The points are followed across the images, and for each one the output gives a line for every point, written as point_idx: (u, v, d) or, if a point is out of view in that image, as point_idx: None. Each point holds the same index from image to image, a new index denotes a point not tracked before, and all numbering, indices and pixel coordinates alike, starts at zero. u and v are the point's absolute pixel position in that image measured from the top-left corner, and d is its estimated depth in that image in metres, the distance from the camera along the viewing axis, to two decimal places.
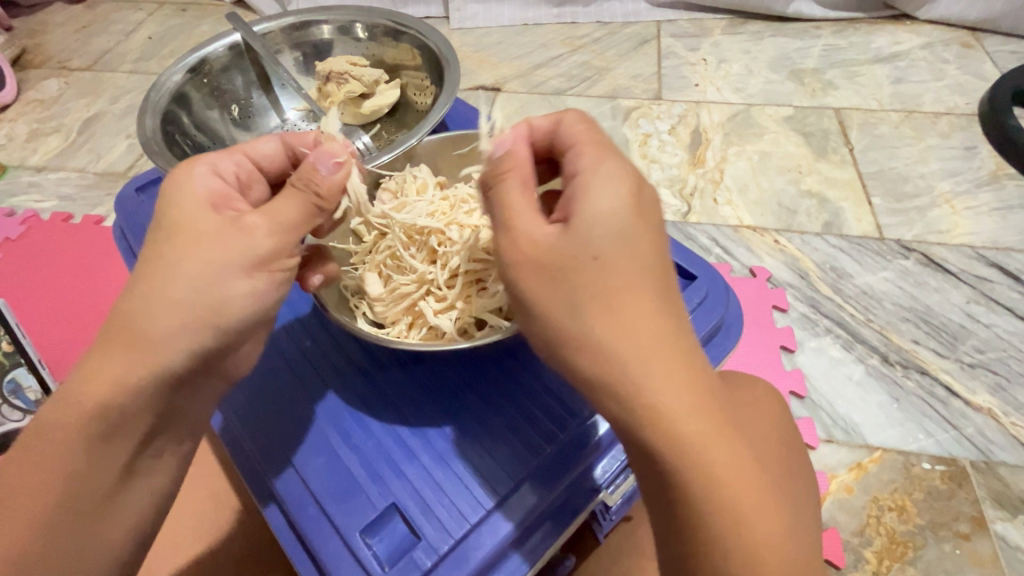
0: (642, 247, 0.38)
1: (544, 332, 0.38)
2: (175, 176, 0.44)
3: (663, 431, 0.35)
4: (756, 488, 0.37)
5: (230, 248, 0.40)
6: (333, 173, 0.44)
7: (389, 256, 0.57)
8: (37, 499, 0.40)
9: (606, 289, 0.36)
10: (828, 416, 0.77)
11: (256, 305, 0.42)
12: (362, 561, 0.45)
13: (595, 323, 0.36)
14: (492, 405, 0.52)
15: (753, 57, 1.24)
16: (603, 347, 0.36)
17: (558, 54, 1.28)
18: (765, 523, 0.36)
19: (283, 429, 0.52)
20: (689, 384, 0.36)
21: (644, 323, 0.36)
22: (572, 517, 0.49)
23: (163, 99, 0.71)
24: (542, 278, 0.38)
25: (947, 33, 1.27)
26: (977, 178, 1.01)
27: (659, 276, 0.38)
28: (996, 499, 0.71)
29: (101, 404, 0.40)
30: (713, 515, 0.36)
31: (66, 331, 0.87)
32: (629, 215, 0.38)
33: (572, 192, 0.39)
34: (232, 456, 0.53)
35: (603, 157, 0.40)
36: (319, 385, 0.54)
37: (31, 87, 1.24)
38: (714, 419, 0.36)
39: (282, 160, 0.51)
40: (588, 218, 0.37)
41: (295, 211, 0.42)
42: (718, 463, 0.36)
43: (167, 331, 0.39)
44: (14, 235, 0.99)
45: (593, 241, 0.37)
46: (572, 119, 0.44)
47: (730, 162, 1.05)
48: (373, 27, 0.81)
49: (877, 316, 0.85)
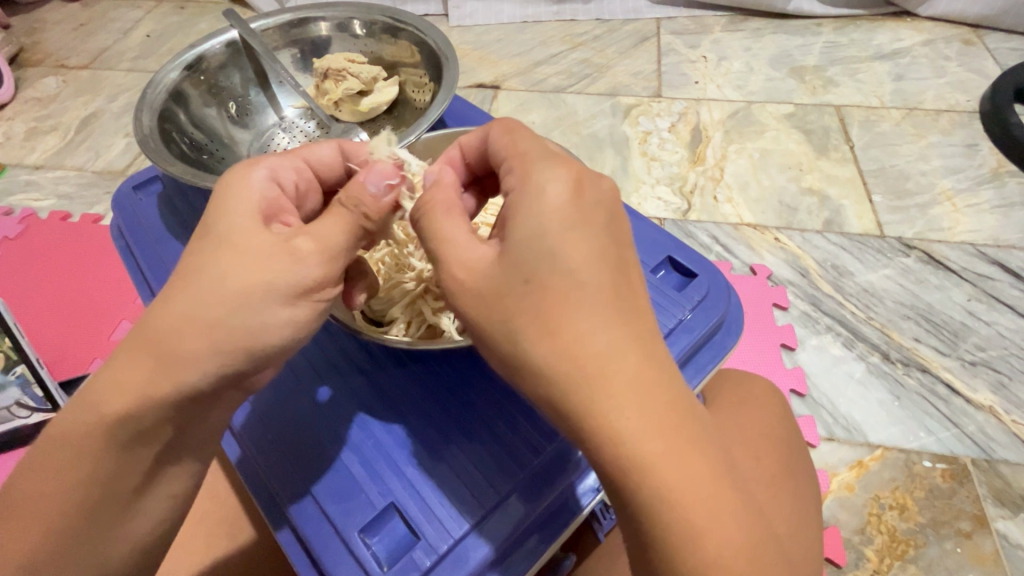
0: (583, 260, 0.35)
1: (499, 358, 0.38)
2: (234, 176, 0.43)
3: (613, 453, 0.34)
4: (720, 504, 0.34)
5: (276, 274, 0.40)
6: (383, 194, 0.44)
7: (389, 256, 0.58)
8: (50, 505, 0.40)
9: (543, 310, 0.35)
10: (829, 414, 0.76)
11: (294, 332, 0.42)
12: (361, 561, 0.45)
13: (533, 349, 0.35)
14: (494, 405, 0.51)
15: (754, 54, 1.24)
16: (544, 373, 0.35)
17: (558, 51, 1.27)
18: (730, 542, 0.34)
19: (289, 438, 0.51)
20: (638, 402, 0.33)
21: (587, 342, 0.34)
22: (569, 519, 0.49)
23: (160, 97, 0.71)
24: (483, 306, 0.37)
25: (948, 30, 1.27)
26: (978, 175, 1.01)
27: (606, 288, 0.35)
28: (997, 497, 0.70)
29: (120, 415, 0.39)
30: (672, 533, 0.34)
31: (67, 331, 0.86)
32: (562, 225, 0.36)
33: (505, 211, 0.38)
34: (245, 478, 0.51)
35: (530, 169, 0.39)
36: (337, 410, 0.52)
37: (29, 85, 1.24)
38: (670, 435, 0.33)
39: (337, 168, 0.51)
40: (518, 241, 0.36)
41: (342, 237, 0.42)
42: (674, 482, 0.33)
43: (201, 350, 0.39)
44: (13, 234, 0.98)
45: (523, 264, 0.36)
46: (496, 132, 0.43)
47: (730, 160, 1.05)
48: (372, 23, 0.80)
49: (878, 314, 0.85)
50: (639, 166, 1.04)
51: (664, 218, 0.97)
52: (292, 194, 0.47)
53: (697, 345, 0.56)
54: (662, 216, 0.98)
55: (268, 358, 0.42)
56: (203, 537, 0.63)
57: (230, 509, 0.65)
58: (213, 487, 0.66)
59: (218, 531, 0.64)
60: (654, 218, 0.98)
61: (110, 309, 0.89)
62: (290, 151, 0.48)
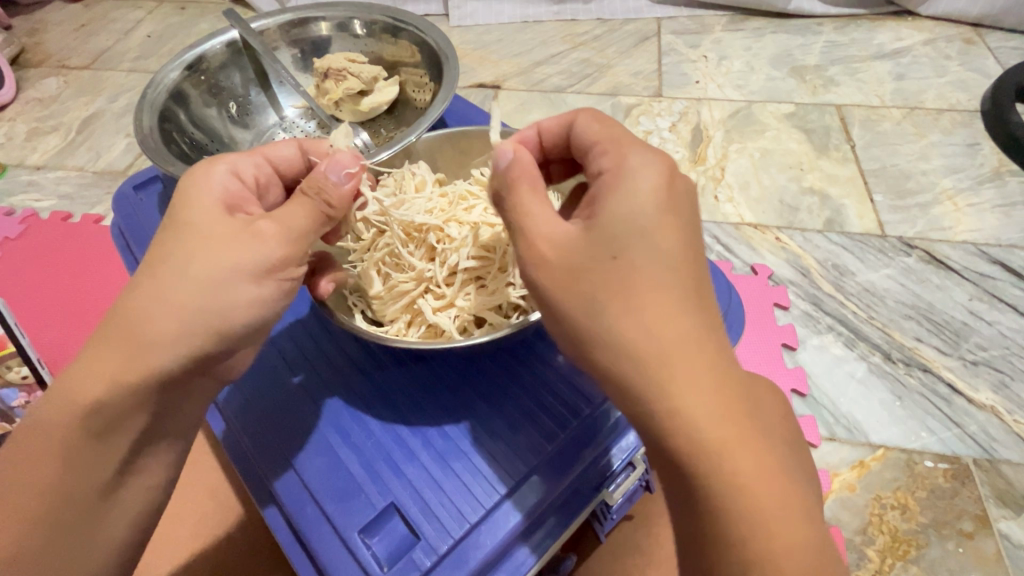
0: (671, 243, 0.37)
1: (569, 334, 0.37)
2: (193, 173, 0.44)
3: (686, 435, 0.34)
4: (787, 498, 0.34)
5: (239, 254, 0.40)
6: (344, 183, 0.46)
7: (388, 255, 0.56)
8: (31, 497, 0.40)
9: (630, 286, 0.35)
10: (830, 414, 0.76)
11: (261, 312, 0.42)
12: (361, 561, 0.45)
13: (615, 320, 0.35)
14: (492, 405, 0.51)
15: (754, 54, 1.24)
16: (624, 347, 0.35)
17: (558, 51, 1.27)
18: (797, 535, 0.33)
19: (277, 425, 0.52)
20: (716, 386, 0.34)
21: (672, 321, 0.35)
22: (576, 512, 0.49)
23: (160, 97, 0.71)
24: (563, 279, 0.37)
25: (949, 29, 1.26)
26: (980, 175, 1.01)
27: (689, 273, 0.36)
28: (1000, 497, 0.70)
29: (96, 402, 0.39)
30: (738, 525, 0.33)
31: (67, 330, 0.87)
32: (656, 209, 0.37)
33: (596, 192, 0.39)
34: (231, 456, 0.52)
35: (625, 153, 0.40)
36: (321, 390, 0.53)
37: (30, 86, 1.24)
38: (741, 425, 0.34)
39: (298, 165, 0.51)
40: (612, 216, 0.37)
41: (304, 219, 0.43)
42: (744, 470, 0.34)
43: (169, 333, 0.39)
44: (14, 235, 0.98)
45: (614, 238, 0.36)
46: (586, 118, 0.44)
47: (731, 159, 1.05)
48: (372, 23, 0.80)
49: (879, 314, 0.85)
50: None
51: None
52: (252, 188, 0.48)
53: None
54: None
55: (241, 339, 0.43)
56: (202, 535, 0.63)
57: (228, 508, 0.64)
58: (213, 484, 0.65)
59: (216, 529, 0.63)
60: None
61: None
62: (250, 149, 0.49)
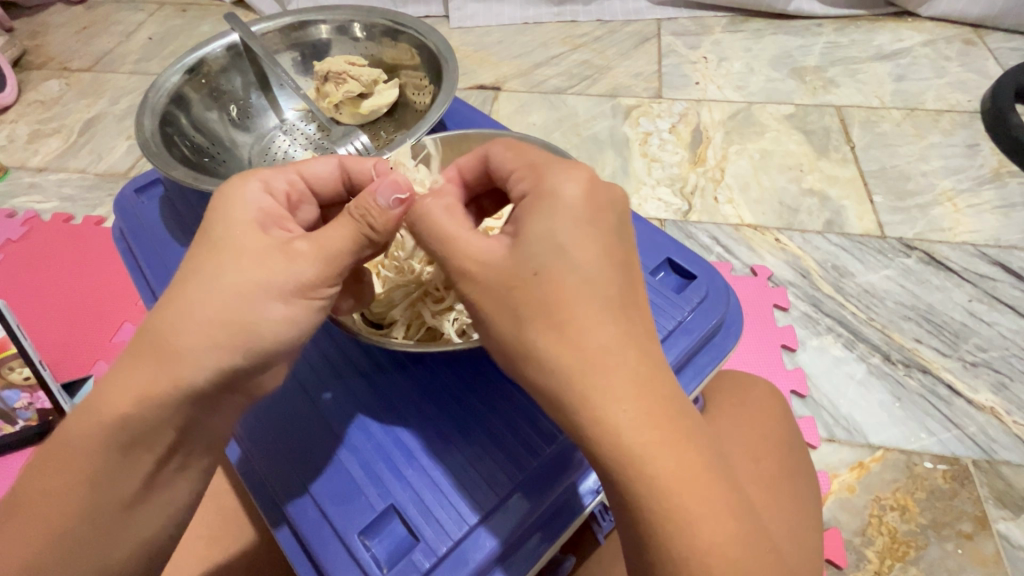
0: (592, 258, 0.36)
1: (501, 347, 0.38)
2: (229, 189, 0.44)
3: (610, 444, 0.34)
4: (710, 497, 0.35)
5: (274, 274, 0.40)
6: (393, 208, 0.40)
7: (390, 258, 0.58)
8: (55, 501, 0.40)
9: (556, 302, 0.35)
10: (830, 416, 0.76)
11: (292, 331, 0.42)
12: (361, 562, 0.45)
13: (538, 337, 0.35)
14: (490, 406, 0.52)
15: (754, 55, 1.24)
16: (547, 361, 0.35)
17: (558, 53, 1.27)
18: (720, 533, 0.35)
19: (291, 442, 0.51)
20: (636, 394, 0.34)
21: (591, 335, 0.35)
22: (564, 526, 0.49)
23: (161, 100, 0.71)
24: (493, 297, 0.37)
25: (949, 30, 1.26)
26: (979, 175, 1.01)
27: (613, 285, 0.36)
28: (999, 498, 0.70)
29: (122, 416, 0.40)
30: (663, 523, 0.34)
31: (70, 332, 0.87)
32: (574, 225, 0.37)
33: (519, 211, 0.39)
34: (248, 483, 0.52)
35: (543, 174, 0.40)
36: (336, 413, 0.53)
37: (32, 88, 1.24)
38: (667, 429, 0.34)
39: (336, 185, 0.49)
40: (531, 235, 0.37)
41: (343, 244, 0.41)
42: (667, 473, 0.34)
43: (199, 349, 0.40)
44: (16, 237, 0.99)
45: (534, 257, 0.36)
46: (498, 149, 0.44)
47: (730, 160, 1.05)
48: (372, 26, 0.80)
49: (878, 316, 0.85)
50: (639, 167, 1.05)
51: (664, 220, 0.97)
52: (283, 204, 0.47)
53: (697, 346, 0.56)
54: (663, 217, 0.98)
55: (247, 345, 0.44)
56: (207, 537, 0.64)
57: (231, 509, 0.65)
58: (214, 487, 0.66)
59: (220, 532, 0.64)
60: (654, 220, 0.98)
61: (112, 311, 0.89)
62: (286, 164, 0.48)
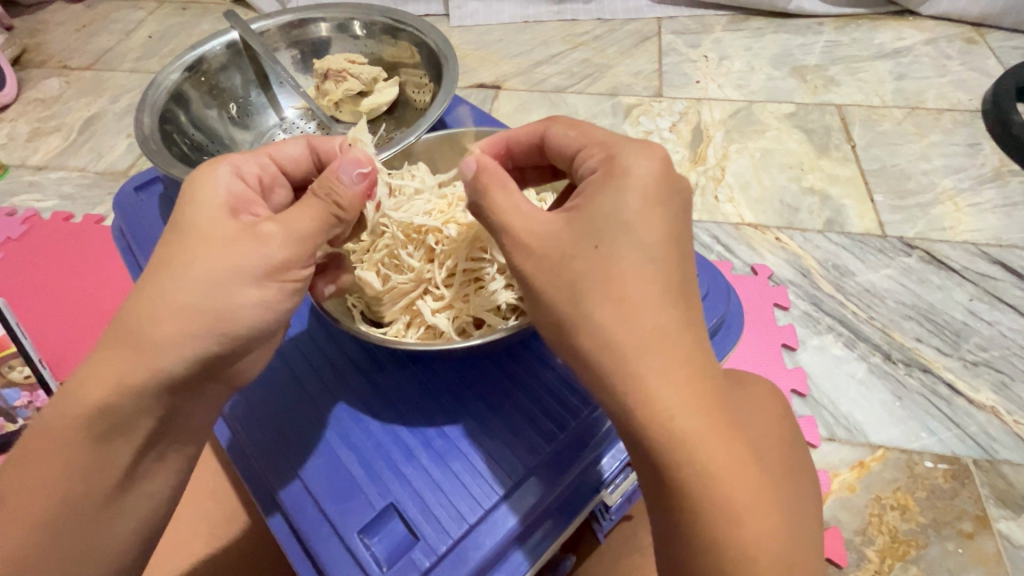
0: (656, 237, 0.37)
1: (551, 320, 0.38)
2: (196, 174, 0.44)
3: (659, 424, 0.34)
4: (755, 490, 0.35)
5: (244, 257, 0.41)
6: (356, 183, 0.44)
7: (388, 255, 0.56)
8: (34, 497, 0.40)
9: (613, 275, 0.36)
10: (830, 414, 0.76)
11: (266, 314, 0.43)
12: (361, 561, 0.45)
13: (595, 309, 0.36)
14: (492, 408, 0.51)
15: (755, 53, 1.24)
16: (601, 333, 0.36)
17: (558, 51, 1.27)
18: (766, 528, 0.34)
19: (280, 427, 0.52)
20: (687, 378, 0.35)
21: (649, 312, 0.35)
22: (573, 516, 0.49)
23: (161, 98, 0.71)
24: (551, 270, 0.38)
25: (950, 28, 1.26)
26: (980, 174, 1.01)
27: (674, 267, 0.37)
28: (1000, 498, 0.70)
29: (100, 406, 0.40)
30: (706, 512, 0.34)
31: (70, 330, 0.87)
32: (642, 203, 0.38)
33: (586, 186, 0.40)
34: (238, 466, 0.53)
35: (613, 151, 0.41)
36: (326, 395, 0.53)
37: (31, 87, 1.24)
38: (715, 417, 0.35)
39: (307, 165, 0.51)
40: (595, 210, 0.38)
41: (311, 223, 0.43)
42: (716, 460, 0.34)
43: (174, 334, 0.40)
44: (15, 235, 0.98)
45: (597, 231, 0.37)
46: (558, 127, 0.46)
47: (731, 159, 1.05)
48: (372, 24, 0.80)
49: (879, 315, 0.85)
50: None
51: None
52: (255, 187, 0.48)
53: None
54: None
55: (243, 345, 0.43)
56: (207, 535, 0.64)
57: (231, 507, 0.65)
58: (214, 485, 0.66)
59: (220, 530, 0.64)
60: None
61: (110, 309, 0.89)
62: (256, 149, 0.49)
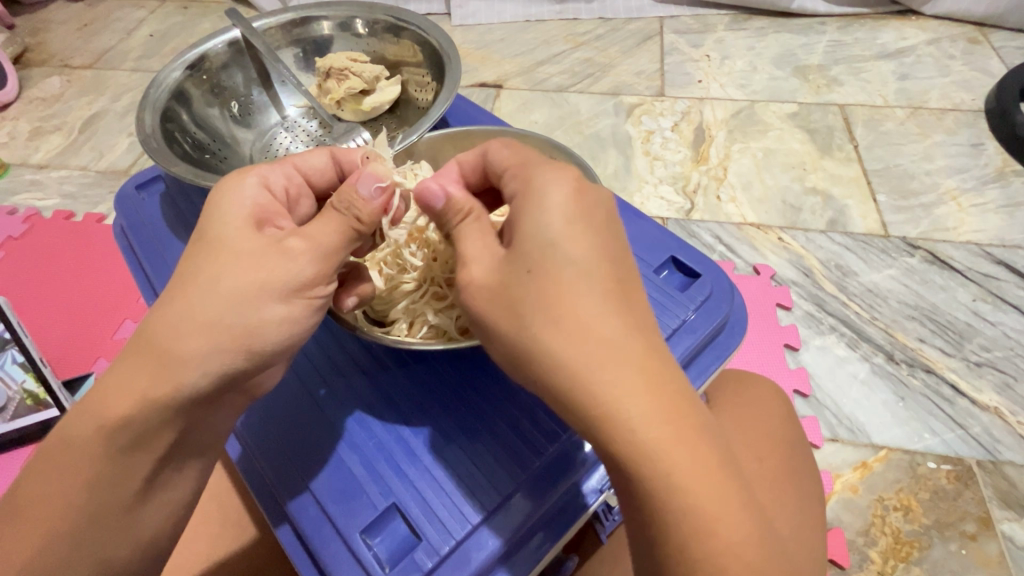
0: (583, 251, 0.37)
1: (502, 346, 0.38)
2: (226, 185, 0.44)
3: (624, 439, 0.34)
4: (726, 495, 0.34)
5: (272, 272, 0.40)
6: (375, 197, 0.43)
7: (390, 253, 0.56)
8: (54, 502, 0.40)
9: (553, 294, 0.35)
10: (832, 415, 0.76)
11: (290, 331, 0.42)
12: (362, 562, 0.45)
13: (539, 332, 0.35)
14: (494, 405, 0.51)
15: (757, 53, 1.24)
16: (550, 356, 0.35)
17: (560, 51, 1.27)
18: (736, 532, 0.34)
19: (291, 437, 0.51)
20: (645, 389, 0.34)
21: (591, 326, 0.35)
22: (571, 521, 0.49)
23: (162, 96, 0.71)
24: (493, 297, 0.38)
25: (953, 28, 1.26)
26: (983, 174, 1.00)
27: (609, 279, 0.37)
28: (1003, 499, 0.70)
29: (123, 418, 0.39)
30: (679, 522, 0.34)
31: (71, 329, 0.87)
32: (566, 221, 0.38)
33: (510, 217, 0.40)
34: (245, 476, 0.52)
35: (531, 175, 0.41)
36: (335, 406, 0.53)
37: (33, 85, 1.24)
38: (680, 424, 0.34)
39: (330, 176, 0.51)
40: (523, 235, 0.38)
41: (336, 237, 0.42)
42: (684, 470, 0.34)
43: (199, 350, 0.39)
44: (17, 234, 0.98)
45: (527, 256, 0.37)
46: (496, 147, 0.44)
47: (733, 159, 1.04)
48: (374, 22, 0.80)
49: (883, 315, 0.85)
50: (641, 165, 1.04)
51: (666, 218, 0.97)
52: (282, 199, 0.47)
53: (700, 345, 0.55)
54: (665, 215, 0.98)
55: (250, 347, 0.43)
56: (208, 534, 0.64)
57: (234, 507, 0.65)
58: (215, 484, 0.66)
59: (222, 529, 0.64)
60: (656, 218, 0.97)
61: (111, 309, 0.89)
62: (281, 159, 0.49)
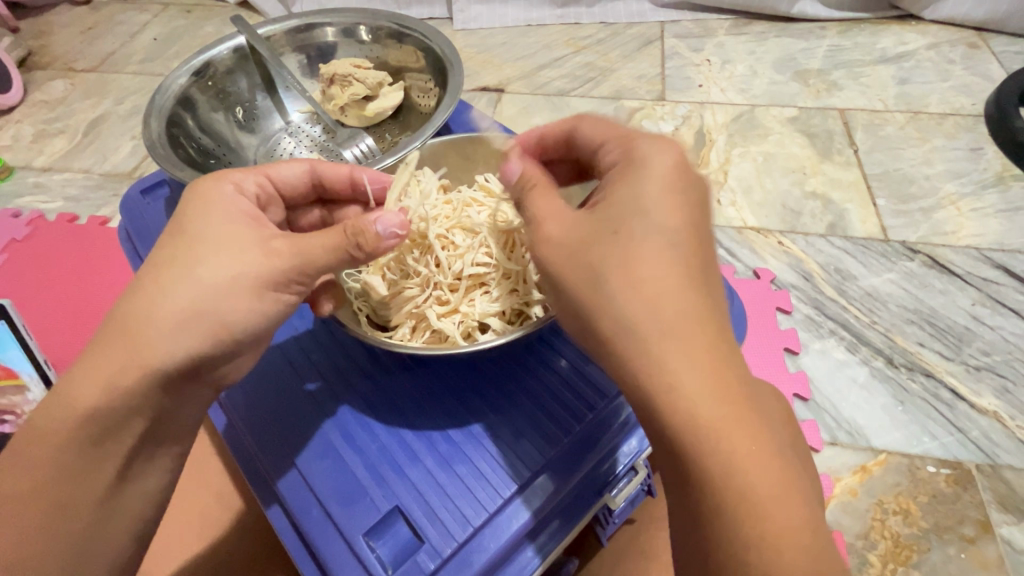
0: (675, 224, 0.38)
1: (571, 305, 0.39)
2: (205, 190, 0.45)
3: (682, 412, 0.34)
4: (782, 477, 0.34)
5: (248, 267, 0.42)
6: (388, 238, 0.43)
7: (394, 260, 0.57)
8: (28, 498, 0.41)
9: (629, 256, 0.36)
10: (832, 419, 0.77)
11: (260, 324, 0.43)
12: (365, 563, 0.46)
13: (613, 292, 0.36)
14: (496, 409, 0.52)
15: (758, 57, 1.24)
16: (622, 315, 0.36)
17: (561, 55, 1.28)
18: (794, 514, 0.34)
19: (290, 433, 0.52)
20: (710, 360, 0.35)
21: (669, 297, 0.35)
22: (578, 516, 0.51)
23: (169, 102, 0.72)
24: (568, 253, 0.39)
25: (953, 33, 1.26)
26: (982, 179, 1.01)
27: (692, 254, 0.37)
28: (1002, 503, 0.70)
29: (93, 407, 0.40)
30: (726, 503, 0.34)
31: (74, 332, 0.87)
32: (659, 190, 0.39)
33: (608, 182, 0.41)
34: (243, 467, 0.53)
35: (637, 142, 0.42)
36: (331, 399, 0.54)
37: (37, 88, 1.25)
38: (738, 406, 0.34)
39: (305, 183, 0.53)
40: (616, 199, 0.39)
41: (324, 252, 0.43)
42: (742, 451, 0.34)
43: (167, 335, 0.40)
44: (20, 236, 0.99)
45: (618, 218, 0.38)
46: (592, 121, 0.47)
47: (734, 163, 1.05)
48: (378, 29, 0.81)
49: (882, 319, 0.85)
50: None
51: None
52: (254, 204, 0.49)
53: None
54: None
55: (240, 346, 0.44)
56: (211, 536, 0.65)
57: (234, 508, 0.66)
58: (219, 487, 0.67)
59: (224, 533, 0.65)
60: None
61: None
62: (254, 167, 0.50)
